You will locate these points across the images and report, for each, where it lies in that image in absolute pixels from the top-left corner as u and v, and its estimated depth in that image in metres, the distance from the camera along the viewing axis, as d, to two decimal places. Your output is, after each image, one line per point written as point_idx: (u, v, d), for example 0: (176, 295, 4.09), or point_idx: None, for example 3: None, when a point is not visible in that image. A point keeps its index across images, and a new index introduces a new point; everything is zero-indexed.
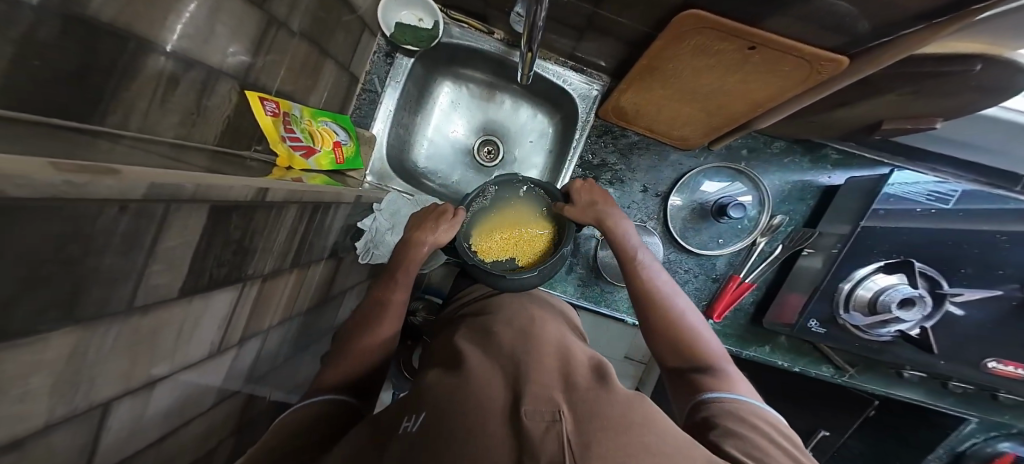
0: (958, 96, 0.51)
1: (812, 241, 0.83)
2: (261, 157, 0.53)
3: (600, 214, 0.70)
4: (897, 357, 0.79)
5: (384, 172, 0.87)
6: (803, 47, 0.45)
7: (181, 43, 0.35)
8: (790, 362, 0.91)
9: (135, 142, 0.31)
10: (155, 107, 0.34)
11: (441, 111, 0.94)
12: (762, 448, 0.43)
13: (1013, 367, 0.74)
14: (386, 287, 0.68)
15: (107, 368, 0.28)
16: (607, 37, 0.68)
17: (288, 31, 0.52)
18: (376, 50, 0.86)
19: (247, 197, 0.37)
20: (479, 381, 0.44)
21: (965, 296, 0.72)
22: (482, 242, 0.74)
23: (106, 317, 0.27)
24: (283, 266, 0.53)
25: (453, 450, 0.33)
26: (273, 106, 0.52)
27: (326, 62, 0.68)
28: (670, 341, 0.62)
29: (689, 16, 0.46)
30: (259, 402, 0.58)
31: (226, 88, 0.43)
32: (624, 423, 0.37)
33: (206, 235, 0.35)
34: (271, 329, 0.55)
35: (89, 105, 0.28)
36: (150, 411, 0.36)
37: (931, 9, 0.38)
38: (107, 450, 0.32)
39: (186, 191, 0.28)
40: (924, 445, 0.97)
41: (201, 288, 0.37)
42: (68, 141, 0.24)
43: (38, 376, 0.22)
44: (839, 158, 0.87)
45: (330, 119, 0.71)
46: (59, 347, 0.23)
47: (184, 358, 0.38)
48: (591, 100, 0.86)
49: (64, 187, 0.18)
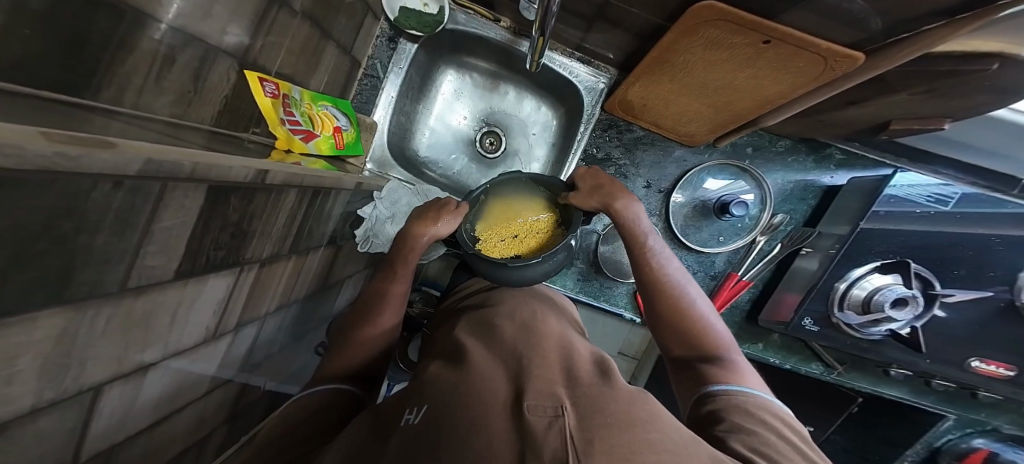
0: (971, 95, 0.51)
1: (811, 241, 0.85)
2: (259, 140, 0.51)
3: (606, 199, 0.67)
4: (886, 356, 0.81)
5: (384, 159, 0.85)
6: (818, 43, 0.45)
7: (180, 18, 0.33)
8: (781, 359, 0.92)
9: (131, 119, 0.29)
10: (150, 84, 0.32)
11: (443, 100, 0.93)
12: (770, 444, 0.43)
13: (996, 367, 0.76)
14: (385, 278, 0.66)
15: (101, 352, 0.27)
16: (617, 29, 0.67)
17: (290, 11, 0.50)
18: (380, 33, 0.83)
19: (247, 179, 0.35)
20: (482, 376, 0.43)
21: (956, 297, 0.74)
22: (487, 241, 0.72)
23: (96, 299, 0.25)
24: (281, 252, 0.52)
25: (458, 445, 0.33)
26: (273, 87, 0.50)
27: (327, 45, 0.65)
28: (678, 331, 0.62)
29: (704, 7, 0.45)
30: (251, 392, 0.56)
31: (226, 67, 0.41)
32: (629, 420, 0.36)
33: (204, 216, 0.33)
34: (268, 316, 0.54)
35: (82, 76, 0.26)
36: (141, 398, 0.34)
37: (945, 8, 0.37)
38: (96, 438, 0.31)
39: (184, 170, 0.26)
40: (904, 442, 1.00)
41: (198, 271, 0.36)
42: (58, 113, 0.22)
43: (26, 357, 0.21)
44: (843, 158, 0.88)
45: (330, 103, 0.69)
46: (48, 328, 0.22)
47: (177, 344, 0.36)
48: (597, 93, 0.85)
49: (56, 159, 0.17)
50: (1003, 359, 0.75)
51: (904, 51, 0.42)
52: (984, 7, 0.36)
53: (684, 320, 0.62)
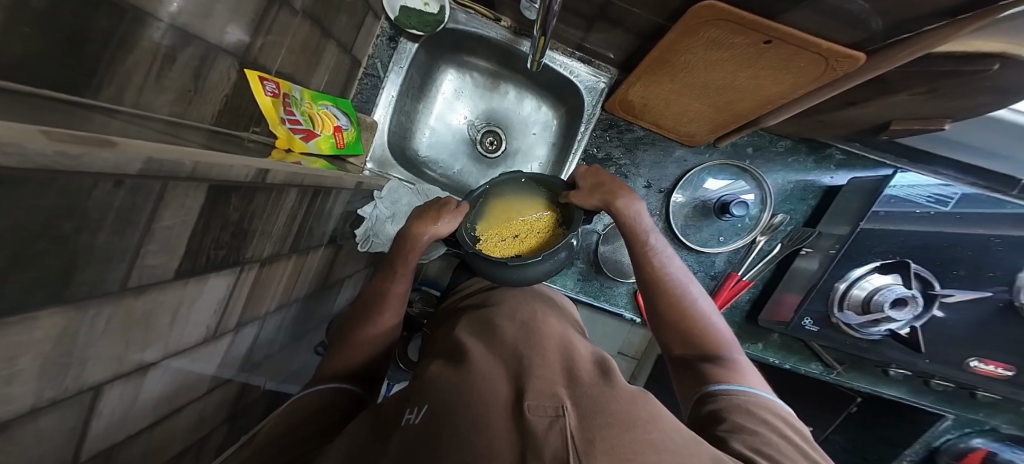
0: (971, 96, 0.51)
1: (811, 241, 0.85)
2: (259, 139, 0.50)
3: (607, 198, 0.66)
4: (885, 356, 0.82)
5: (384, 158, 0.85)
6: (819, 43, 0.45)
7: (181, 17, 0.33)
8: (780, 359, 0.92)
9: (132, 118, 0.29)
10: (151, 83, 0.32)
11: (444, 100, 0.93)
12: (772, 444, 0.43)
13: (995, 367, 0.76)
14: (386, 278, 0.66)
15: (101, 352, 0.27)
16: (618, 29, 0.67)
17: (290, 10, 0.50)
18: (380, 33, 0.83)
19: (248, 178, 0.35)
20: (483, 376, 0.43)
21: (955, 297, 0.74)
22: (487, 241, 0.71)
23: (96, 298, 0.25)
24: (282, 251, 0.52)
25: (459, 445, 0.32)
26: (273, 86, 0.50)
27: (327, 44, 0.65)
28: (679, 330, 0.62)
29: (705, 7, 0.45)
30: (251, 391, 0.56)
31: (226, 65, 0.41)
32: (630, 420, 0.36)
33: (204, 216, 0.33)
34: (268, 316, 0.54)
35: (82, 75, 0.26)
36: (141, 398, 0.34)
37: (946, 9, 0.37)
38: (96, 437, 0.30)
39: (184, 169, 0.26)
40: (902, 442, 1.00)
41: (199, 270, 0.35)
42: (58, 112, 0.22)
43: (26, 357, 0.21)
44: (843, 158, 0.88)
45: (331, 102, 0.68)
46: (48, 328, 0.22)
47: (177, 343, 0.36)
48: (598, 93, 0.85)
49: (57, 158, 0.17)
50: (1001, 359, 0.75)
51: (906, 51, 0.42)
52: (986, 7, 0.36)
53: (686, 319, 0.62)
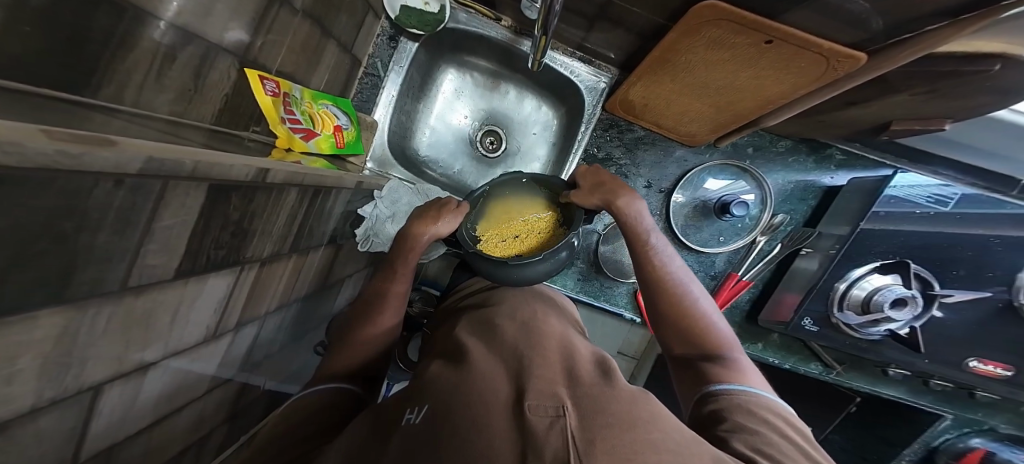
0: (972, 96, 0.51)
1: (811, 241, 0.85)
2: (259, 138, 0.50)
3: (608, 197, 0.66)
4: (884, 356, 0.82)
5: (384, 158, 0.85)
6: (820, 43, 0.45)
7: (181, 16, 0.32)
8: (780, 359, 0.93)
9: (132, 117, 0.29)
10: (151, 82, 0.32)
11: (444, 99, 0.92)
12: (773, 444, 0.43)
13: (993, 366, 0.76)
14: (386, 277, 0.66)
15: (101, 351, 0.27)
16: (618, 29, 0.67)
17: (291, 10, 0.50)
18: (381, 32, 0.83)
19: (249, 177, 0.35)
20: (484, 376, 0.43)
21: (954, 297, 0.74)
22: (488, 241, 0.71)
23: (97, 298, 0.25)
24: (282, 251, 0.52)
25: (460, 445, 0.32)
26: (273, 85, 0.49)
27: (327, 43, 0.65)
28: (680, 329, 0.62)
29: (706, 7, 0.45)
30: (251, 391, 0.56)
31: (226, 64, 0.41)
32: (630, 420, 0.36)
33: (204, 215, 0.33)
34: (268, 315, 0.54)
35: (82, 74, 0.26)
36: (141, 398, 0.34)
37: (947, 9, 0.37)
38: (96, 437, 0.30)
39: (185, 168, 0.26)
40: (901, 441, 1.00)
41: (199, 270, 0.35)
42: (58, 111, 0.22)
43: (26, 357, 0.21)
44: (844, 158, 0.88)
45: (331, 102, 0.68)
46: (48, 327, 0.21)
47: (177, 343, 0.36)
48: (598, 93, 0.85)
49: (57, 157, 0.17)
50: (1000, 359, 0.75)
51: (907, 51, 0.42)
52: (988, 7, 0.35)
53: (687, 319, 0.62)
